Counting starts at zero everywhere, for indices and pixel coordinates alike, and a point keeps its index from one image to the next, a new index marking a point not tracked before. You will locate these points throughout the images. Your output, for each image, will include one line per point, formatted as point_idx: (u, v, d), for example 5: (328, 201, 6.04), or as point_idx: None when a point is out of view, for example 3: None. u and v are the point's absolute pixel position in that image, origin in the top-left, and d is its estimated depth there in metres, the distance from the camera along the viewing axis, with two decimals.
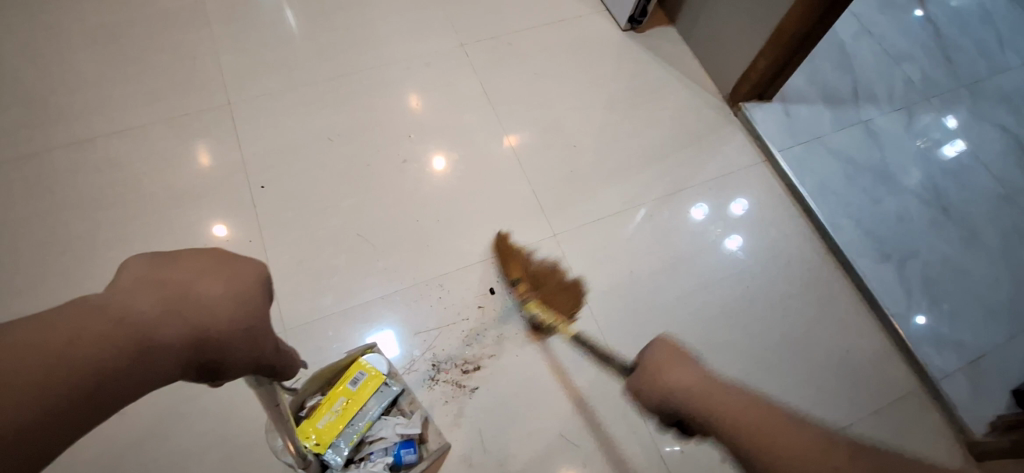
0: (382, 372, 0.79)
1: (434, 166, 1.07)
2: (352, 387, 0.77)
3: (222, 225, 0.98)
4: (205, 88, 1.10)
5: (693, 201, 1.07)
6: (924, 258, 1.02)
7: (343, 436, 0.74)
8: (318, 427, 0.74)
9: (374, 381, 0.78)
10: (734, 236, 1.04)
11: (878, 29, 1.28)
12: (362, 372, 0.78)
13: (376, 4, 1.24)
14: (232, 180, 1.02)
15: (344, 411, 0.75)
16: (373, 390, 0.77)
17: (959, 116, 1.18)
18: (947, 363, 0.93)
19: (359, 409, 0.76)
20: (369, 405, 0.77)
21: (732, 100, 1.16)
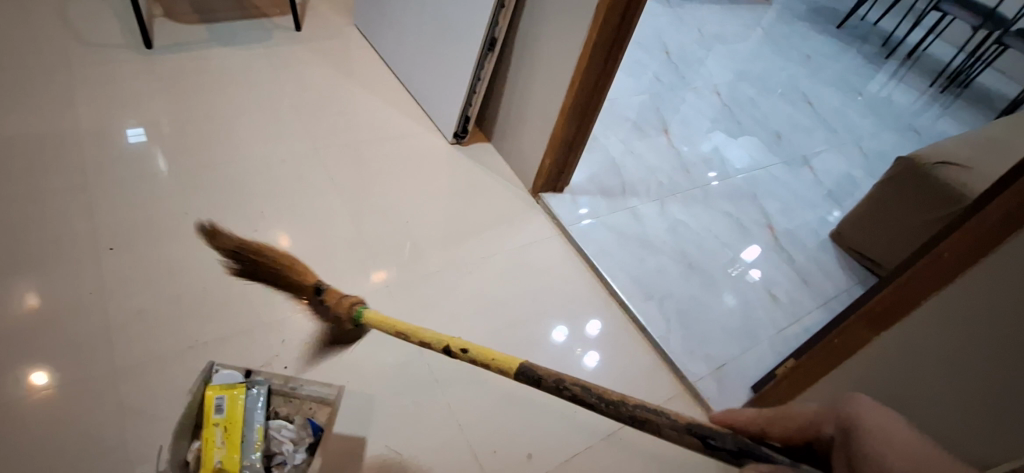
0: (240, 387, 0.89)
1: (298, 301, 1.13)
2: (223, 412, 0.86)
3: (43, 372, 0.94)
4: (66, 176, 1.22)
5: (553, 325, 1.22)
6: (677, 297, 1.35)
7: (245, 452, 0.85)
8: (219, 459, 0.83)
9: (236, 394, 0.89)
10: (592, 352, 1.20)
11: (637, 151, 1.77)
12: (221, 398, 0.87)
13: (244, 117, 1.49)
14: (81, 252, 1.11)
15: (230, 434, 0.85)
16: (240, 402, 0.88)
17: (695, 205, 1.63)
18: (701, 370, 1.21)
19: (243, 422, 0.87)
20: (245, 418, 0.87)
21: (535, 192, 1.50)
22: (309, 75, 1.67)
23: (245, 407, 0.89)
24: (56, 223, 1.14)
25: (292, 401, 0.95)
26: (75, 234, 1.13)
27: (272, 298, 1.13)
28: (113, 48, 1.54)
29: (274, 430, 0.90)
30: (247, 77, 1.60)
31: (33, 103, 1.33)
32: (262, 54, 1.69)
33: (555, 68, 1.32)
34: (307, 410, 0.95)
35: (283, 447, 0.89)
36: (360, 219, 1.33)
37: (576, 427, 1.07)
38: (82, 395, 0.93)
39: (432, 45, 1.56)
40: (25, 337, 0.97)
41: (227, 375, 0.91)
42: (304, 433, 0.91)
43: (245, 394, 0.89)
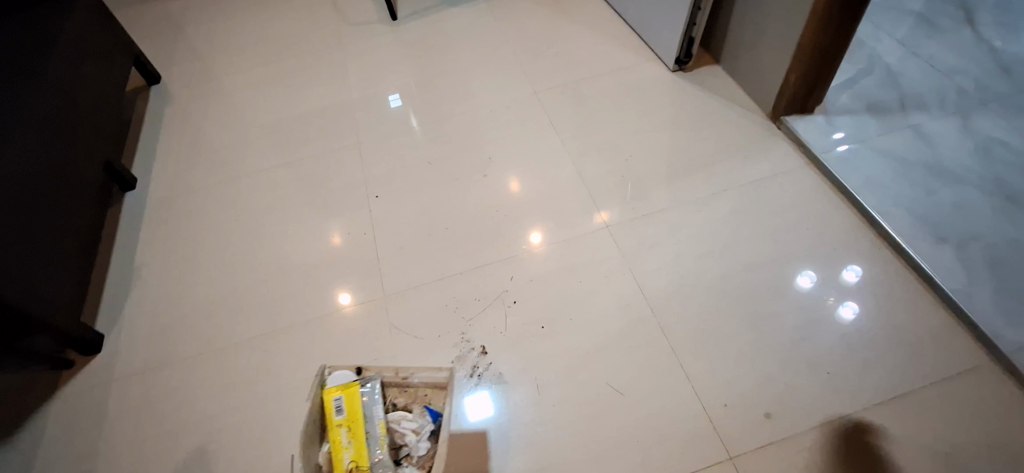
0: (353, 384, 0.92)
1: (530, 241, 1.19)
2: (344, 411, 0.89)
3: (347, 293, 1.19)
4: (342, 139, 1.48)
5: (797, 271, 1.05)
6: (986, 240, 1.02)
7: (373, 446, 0.86)
8: (351, 456, 0.85)
9: (351, 392, 0.91)
10: (849, 303, 1.00)
11: (927, 51, 1.36)
12: (339, 399, 0.90)
13: (471, 71, 1.59)
14: (355, 201, 1.34)
15: (354, 431, 0.87)
16: (356, 399, 0.90)
17: (1019, 117, 1.20)
18: (1022, 338, 0.91)
19: (364, 418, 0.88)
20: (366, 414, 0.89)
21: (776, 116, 1.27)
22: (526, 21, 1.68)
23: (363, 402, 0.91)
24: (337, 178, 1.40)
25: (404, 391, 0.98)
26: (350, 187, 1.37)
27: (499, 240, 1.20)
28: (368, 24, 1.79)
29: (394, 424, 0.92)
30: (472, 32, 1.69)
31: (318, 82, 1.64)
32: (484, 8, 1.76)
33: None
34: (420, 398, 0.98)
35: (406, 438, 0.91)
36: (577, 160, 1.31)
37: (827, 389, 0.92)
38: (362, 316, 1.14)
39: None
40: (323, 269, 1.23)
41: (339, 376, 0.94)
42: (424, 421, 0.93)
43: (360, 391, 0.91)
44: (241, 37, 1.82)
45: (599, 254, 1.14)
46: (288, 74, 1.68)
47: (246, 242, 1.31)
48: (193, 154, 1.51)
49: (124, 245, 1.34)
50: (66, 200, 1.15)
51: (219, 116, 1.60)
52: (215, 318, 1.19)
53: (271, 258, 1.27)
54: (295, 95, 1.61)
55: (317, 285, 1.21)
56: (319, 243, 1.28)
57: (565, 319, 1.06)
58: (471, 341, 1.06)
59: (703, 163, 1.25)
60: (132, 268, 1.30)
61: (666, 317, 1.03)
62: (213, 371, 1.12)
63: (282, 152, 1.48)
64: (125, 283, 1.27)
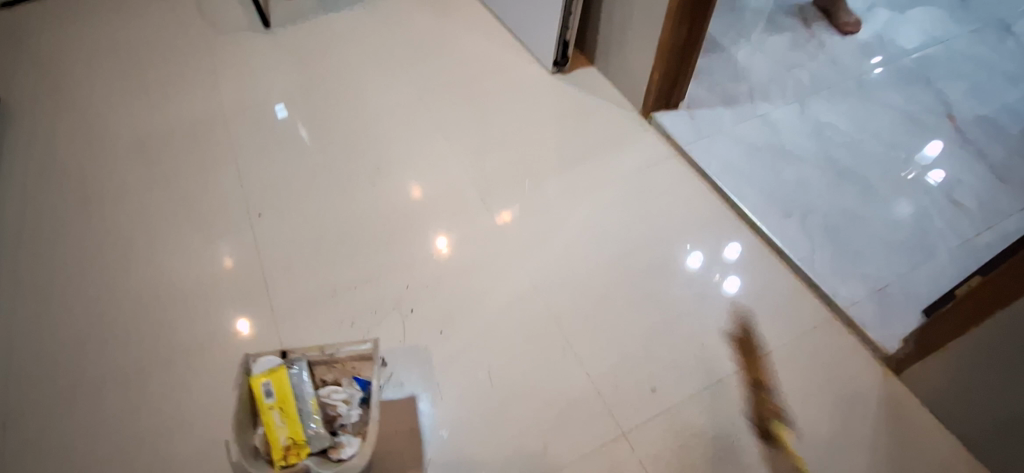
0: (279, 367, 0.88)
1: (435, 247, 1.18)
2: (275, 393, 0.86)
3: (245, 320, 1.11)
4: (216, 154, 1.39)
5: (673, 253, 1.14)
6: (822, 211, 1.17)
7: (307, 422, 0.86)
8: (286, 435, 0.84)
9: (279, 375, 0.87)
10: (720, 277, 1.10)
11: (769, 47, 1.52)
12: (267, 384, 0.86)
13: (353, 78, 1.55)
14: (238, 219, 1.26)
15: (286, 411, 0.86)
16: (285, 380, 0.87)
17: (844, 103, 1.38)
18: (855, 293, 1.06)
19: (296, 399, 0.87)
20: (296, 392, 0.87)
21: (646, 112, 1.37)
22: (407, 26, 1.67)
23: (292, 383, 0.88)
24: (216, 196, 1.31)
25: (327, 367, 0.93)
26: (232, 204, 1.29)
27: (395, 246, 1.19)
28: (237, 31, 1.68)
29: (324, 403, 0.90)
30: (353, 38, 1.65)
31: (184, 94, 1.52)
32: (363, 13, 1.72)
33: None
34: (348, 370, 0.93)
35: (340, 413, 0.89)
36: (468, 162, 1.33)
37: (702, 360, 1.01)
38: (256, 341, 1.08)
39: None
40: (206, 294, 1.15)
41: (260, 360, 0.88)
42: (353, 391, 0.91)
43: (288, 373, 0.88)
44: (88, 46, 1.64)
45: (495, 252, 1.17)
46: (148, 86, 1.53)
47: (114, 274, 1.18)
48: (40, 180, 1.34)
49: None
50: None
51: (70, 136, 1.43)
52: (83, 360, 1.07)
53: (146, 288, 1.17)
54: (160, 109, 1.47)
55: (200, 312, 1.12)
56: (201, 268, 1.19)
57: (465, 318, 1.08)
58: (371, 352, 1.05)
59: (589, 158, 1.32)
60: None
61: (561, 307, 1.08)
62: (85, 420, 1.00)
63: (145, 172, 1.35)
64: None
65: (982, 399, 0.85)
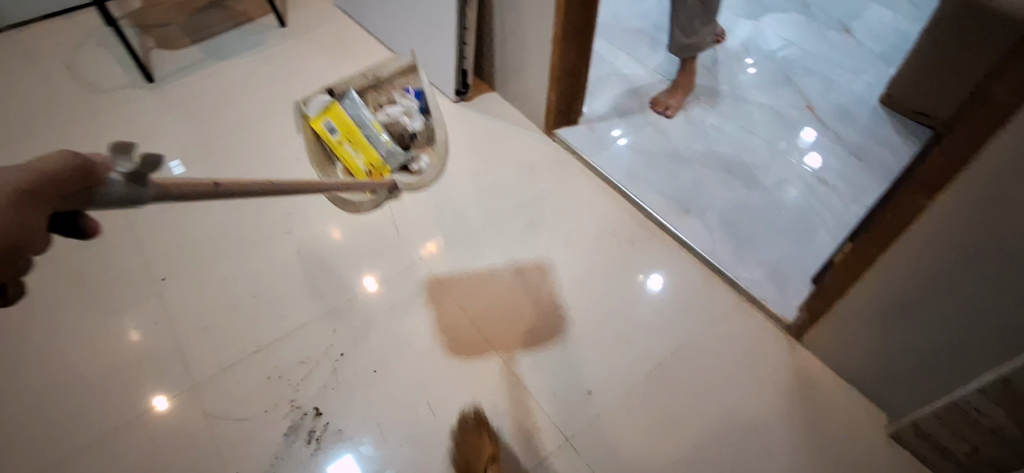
0: (329, 105, 1.27)
1: (365, 288, 1.17)
2: (337, 127, 1.27)
3: (162, 397, 1.03)
4: (109, 221, 1.29)
5: (591, 261, 1.20)
6: (717, 204, 1.29)
7: (378, 144, 1.28)
8: (365, 163, 1.27)
9: (328, 116, 1.27)
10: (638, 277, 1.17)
11: (651, 61, 1.66)
12: (326, 123, 1.27)
13: (253, 125, 1.51)
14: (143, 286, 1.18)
15: (352, 137, 1.27)
16: (341, 111, 1.27)
17: (721, 104, 1.53)
18: (754, 274, 1.16)
19: (355, 125, 1.27)
20: (354, 121, 1.28)
21: (549, 131, 1.44)
22: (304, 68, 1.65)
23: (349, 115, 1.28)
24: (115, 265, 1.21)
25: (376, 95, 1.38)
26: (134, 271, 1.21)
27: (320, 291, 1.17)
28: (118, 89, 1.58)
29: (389, 114, 1.34)
30: (249, 85, 1.61)
31: None
32: (256, 59, 1.68)
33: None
34: (398, 86, 1.38)
35: (403, 119, 1.33)
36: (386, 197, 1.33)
37: (631, 355, 1.06)
38: (181, 414, 1.01)
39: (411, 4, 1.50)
40: (115, 371, 1.06)
41: (318, 101, 1.27)
42: (409, 105, 1.36)
43: (338, 109, 1.27)
44: None
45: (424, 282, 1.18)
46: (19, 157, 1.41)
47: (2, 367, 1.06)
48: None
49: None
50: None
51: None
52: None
53: (41, 378, 1.06)
54: None
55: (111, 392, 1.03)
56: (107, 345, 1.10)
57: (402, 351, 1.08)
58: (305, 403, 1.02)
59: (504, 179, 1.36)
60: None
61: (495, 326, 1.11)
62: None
63: None
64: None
65: (871, 354, 0.96)
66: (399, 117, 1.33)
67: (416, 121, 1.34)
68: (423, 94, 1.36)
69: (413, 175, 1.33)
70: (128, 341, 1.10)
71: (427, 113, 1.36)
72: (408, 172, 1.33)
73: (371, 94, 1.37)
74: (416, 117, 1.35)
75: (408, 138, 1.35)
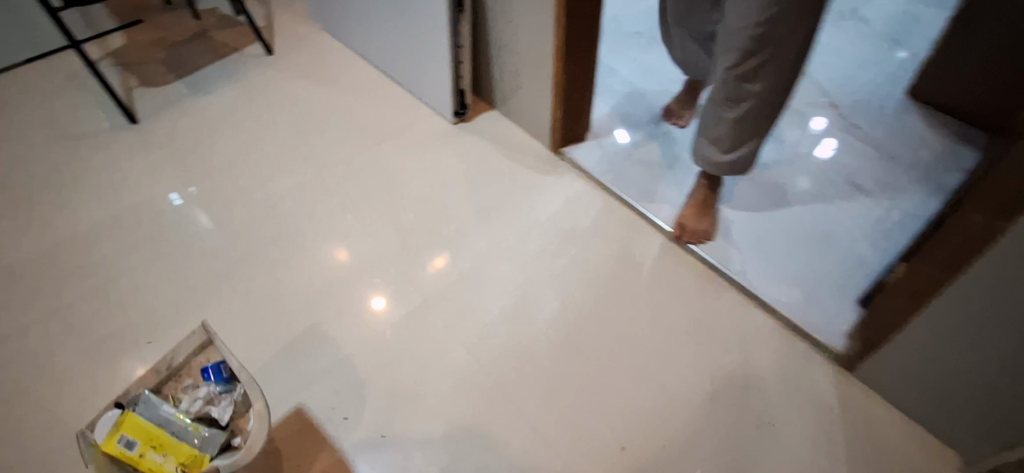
0: (120, 414, 0.73)
1: (373, 307, 1.12)
2: (138, 438, 0.72)
3: None
4: (89, 277, 1.21)
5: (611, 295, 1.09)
6: (744, 219, 1.19)
7: (191, 440, 0.74)
8: (176, 463, 0.72)
9: (119, 430, 0.72)
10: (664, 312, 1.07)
11: (658, 65, 1.56)
12: (122, 436, 0.71)
13: (239, 162, 1.42)
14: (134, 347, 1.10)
15: (161, 450, 0.72)
16: (139, 419, 0.73)
17: None
18: (793, 297, 1.06)
19: (157, 426, 0.73)
20: (158, 425, 0.73)
21: (556, 149, 1.35)
22: (292, 97, 1.57)
23: (152, 421, 0.74)
24: (102, 326, 1.13)
25: (178, 387, 0.82)
26: (123, 332, 1.13)
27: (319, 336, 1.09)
28: (98, 132, 1.51)
29: (189, 406, 0.78)
30: (233, 119, 1.53)
31: (41, 212, 1.32)
32: (241, 91, 1.60)
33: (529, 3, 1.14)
34: (197, 368, 0.83)
35: (208, 409, 0.78)
36: (386, 228, 1.25)
37: (661, 402, 0.96)
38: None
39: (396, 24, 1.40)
40: None
41: (103, 419, 0.73)
42: (212, 388, 0.80)
43: (135, 415, 0.73)
44: None
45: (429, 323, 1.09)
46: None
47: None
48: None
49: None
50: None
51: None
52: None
53: (34, 456, 0.99)
54: (16, 240, 1.27)
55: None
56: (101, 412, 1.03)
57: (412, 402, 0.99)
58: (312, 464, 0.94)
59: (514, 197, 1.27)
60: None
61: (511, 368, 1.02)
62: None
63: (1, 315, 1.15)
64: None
65: (929, 388, 0.86)
66: (210, 408, 0.78)
67: (228, 407, 0.78)
68: (225, 363, 0.81)
69: (233, 450, 0.77)
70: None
71: (235, 384, 0.80)
72: (229, 449, 0.77)
73: (172, 386, 0.82)
74: (227, 410, 0.78)
75: (223, 427, 0.78)
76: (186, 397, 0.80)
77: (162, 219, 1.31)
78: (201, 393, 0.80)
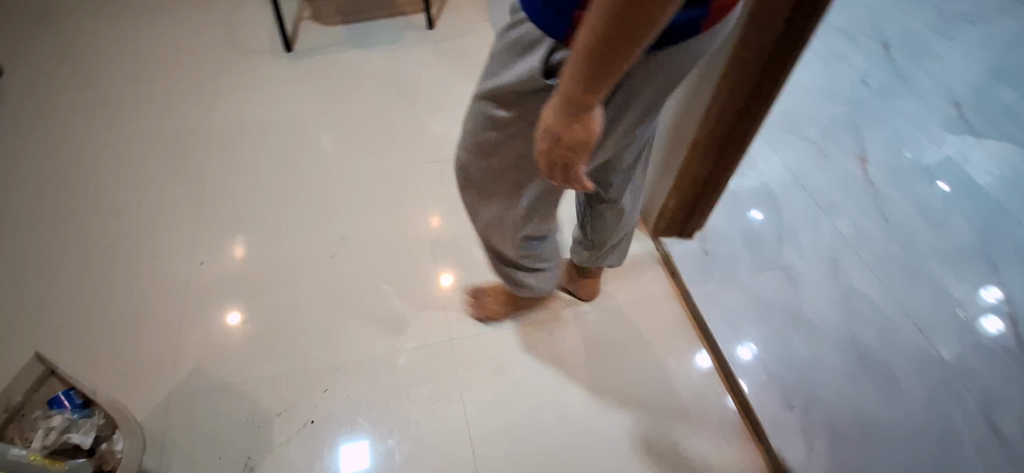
0: None
1: (440, 280, 1.16)
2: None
3: (237, 313, 1.10)
4: (184, 181, 1.29)
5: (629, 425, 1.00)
6: (831, 404, 1.02)
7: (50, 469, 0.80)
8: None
9: None
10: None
11: (811, 183, 1.37)
12: None
13: (353, 121, 1.44)
14: (195, 246, 1.18)
15: None
16: None
17: (883, 269, 1.22)
18: None
19: None
20: None
21: (654, 234, 1.25)
22: (428, 77, 1.57)
23: None
24: (183, 211, 1.24)
25: (23, 425, 0.87)
26: (229, 214, 1.24)
27: (381, 291, 1.14)
28: (256, 50, 1.61)
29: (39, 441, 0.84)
30: (396, 65, 1.60)
31: (177, 106, 1.45)
32: (389, 54, 1.63)
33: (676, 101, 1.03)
34: (41, 400, 0.90)
35: (64, 436, 0.85)
36: (453, 227, 1.24)
37: None
38: (240, 339, 1.06)
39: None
40: (117, 346, 1.05)
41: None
42: (64, 420, 0.86)
43: None
44: (104, 41, 1.60)
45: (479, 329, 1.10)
46: (144, 93, 1.47)
47: (94, 270, 1.15)
48: (53, 157, 1.32)
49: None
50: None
51: (97, 115, 1.42)
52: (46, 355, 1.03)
53: (69, 321, 1.08)
54: (149, 124, 1.40)
55: (173, 323, 1.08)
56: (191, 267, 1.16)
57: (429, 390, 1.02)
58: (323, 397, 1.00)
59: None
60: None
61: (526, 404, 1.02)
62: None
63: (107, 188, 1.28)
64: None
65: None
66: (65, 436, 0.85)
67: (90, 432, 0.86)
68: (76, 388, 0.89)
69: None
70: (197, 264, 1.16)
71: (92, 410, 0.89)
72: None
73: (15, 427, 0.86)
74: (94, 429, 0.87)
75: (88, 451, 0.86)
76: (34, 432, 0.85)
77: (263, 151, 1.36)
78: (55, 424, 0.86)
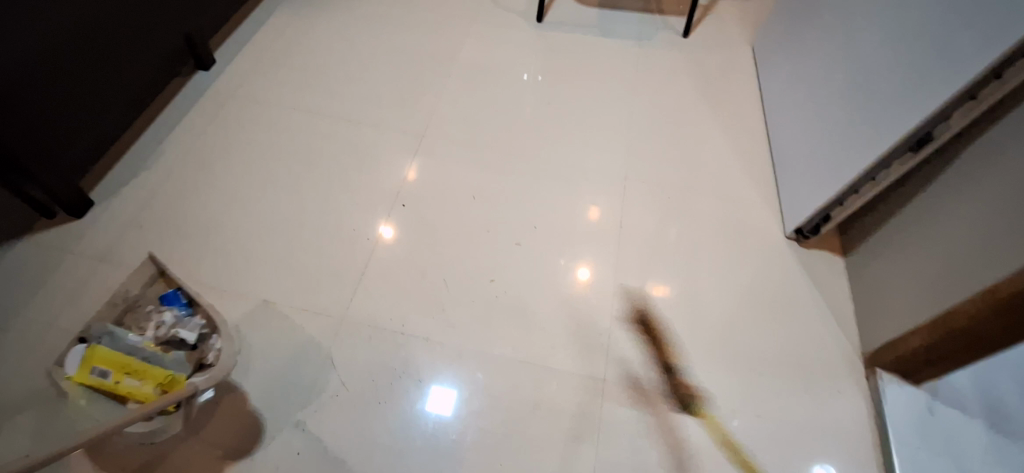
0: (90, 347, 0.85)
1: (576, 273, 1.17)
2: (110, 367, 0.84)
3: (389, 229, 1.20)
4: (414, 120, 1.39)
5: None
6: None
7: (167, 361, 0.90)
8: (155, 384, 0.85)
9: (95, 353, 0.84)
10: None
11: None
12: (98, 364, 0.83)
13: (578, 115, 1.44)
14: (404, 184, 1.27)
15: (136, 370, 0.84)
16: (98, 347, 0.84)
17: None
18: None
19: (128, 354, 0.86)
20: (121, 352, 0.86)
21: (870, 359, 1.07)
22: (667, 92, 1.50)
23: (117, 351, 0.86)
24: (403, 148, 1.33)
25: (138, 315, 0.99)
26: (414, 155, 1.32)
27: (517, 279, 1.16)
28: (508, 12, 1.65)
29: (155, 331, 0.95)
30: (608, 61, 1.56)
31: (427, 47, 1.54)
32: (632, 54, 1.58)
33: (981, 233, 0.87)
34: (153, 295, 1.03)
35: (175, 330, 0.96)
36: (637, 260, 1.20)
37: None
38: (388, 256, 1.16)
39: (820, 87, 1.22)
40: (317, 249, 1.16)
41: (70, 352, 0.85)
42: (172, 317, 0.98)
43: (102, 345, 0.84)
44: None
45: (592, 334, 1.10)
46: (404, 26, 1.58)
47: (318, 173, 1.27)
48: (294, 53, 1.48)
49: (219, 116, 1.33)
50: (111, 70, 1.10)
51: (336, 28, 1.55)
52: (234, 223, 1.18)
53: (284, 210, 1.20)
54: (401, 57, 1.51)
55: (336, 235, 1.18)
56: (365, 191, 1.25)
57: (524, 397, 1.02)
58: (445, 362, 1.05)
59: (761, 328, 1.12)
60: (194, 139, 1.29)
61: (621, 422, 1.00)
62: (215, 272, 1.11)
63: (351, 103, 1.40)
64: (185, 150, 1.27)
65: None
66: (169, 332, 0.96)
67: (194, 329, 0.97)
68: (182, 289, 1.01)
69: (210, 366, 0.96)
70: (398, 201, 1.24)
71: (194, 311, 1.00)
72: (204, 367, 0.96)
73: (127, 318, 0.98)
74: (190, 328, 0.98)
75: (191, 345, 0.97)
76: (148, 323, 0.97)
77: (490, 116, 1.41)
78: (166, 320, 0.98)
